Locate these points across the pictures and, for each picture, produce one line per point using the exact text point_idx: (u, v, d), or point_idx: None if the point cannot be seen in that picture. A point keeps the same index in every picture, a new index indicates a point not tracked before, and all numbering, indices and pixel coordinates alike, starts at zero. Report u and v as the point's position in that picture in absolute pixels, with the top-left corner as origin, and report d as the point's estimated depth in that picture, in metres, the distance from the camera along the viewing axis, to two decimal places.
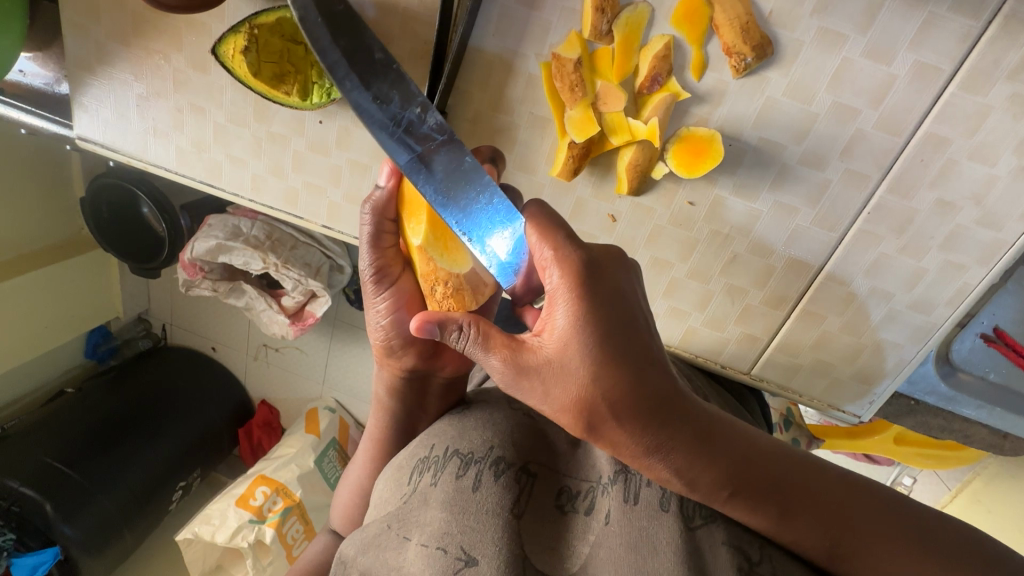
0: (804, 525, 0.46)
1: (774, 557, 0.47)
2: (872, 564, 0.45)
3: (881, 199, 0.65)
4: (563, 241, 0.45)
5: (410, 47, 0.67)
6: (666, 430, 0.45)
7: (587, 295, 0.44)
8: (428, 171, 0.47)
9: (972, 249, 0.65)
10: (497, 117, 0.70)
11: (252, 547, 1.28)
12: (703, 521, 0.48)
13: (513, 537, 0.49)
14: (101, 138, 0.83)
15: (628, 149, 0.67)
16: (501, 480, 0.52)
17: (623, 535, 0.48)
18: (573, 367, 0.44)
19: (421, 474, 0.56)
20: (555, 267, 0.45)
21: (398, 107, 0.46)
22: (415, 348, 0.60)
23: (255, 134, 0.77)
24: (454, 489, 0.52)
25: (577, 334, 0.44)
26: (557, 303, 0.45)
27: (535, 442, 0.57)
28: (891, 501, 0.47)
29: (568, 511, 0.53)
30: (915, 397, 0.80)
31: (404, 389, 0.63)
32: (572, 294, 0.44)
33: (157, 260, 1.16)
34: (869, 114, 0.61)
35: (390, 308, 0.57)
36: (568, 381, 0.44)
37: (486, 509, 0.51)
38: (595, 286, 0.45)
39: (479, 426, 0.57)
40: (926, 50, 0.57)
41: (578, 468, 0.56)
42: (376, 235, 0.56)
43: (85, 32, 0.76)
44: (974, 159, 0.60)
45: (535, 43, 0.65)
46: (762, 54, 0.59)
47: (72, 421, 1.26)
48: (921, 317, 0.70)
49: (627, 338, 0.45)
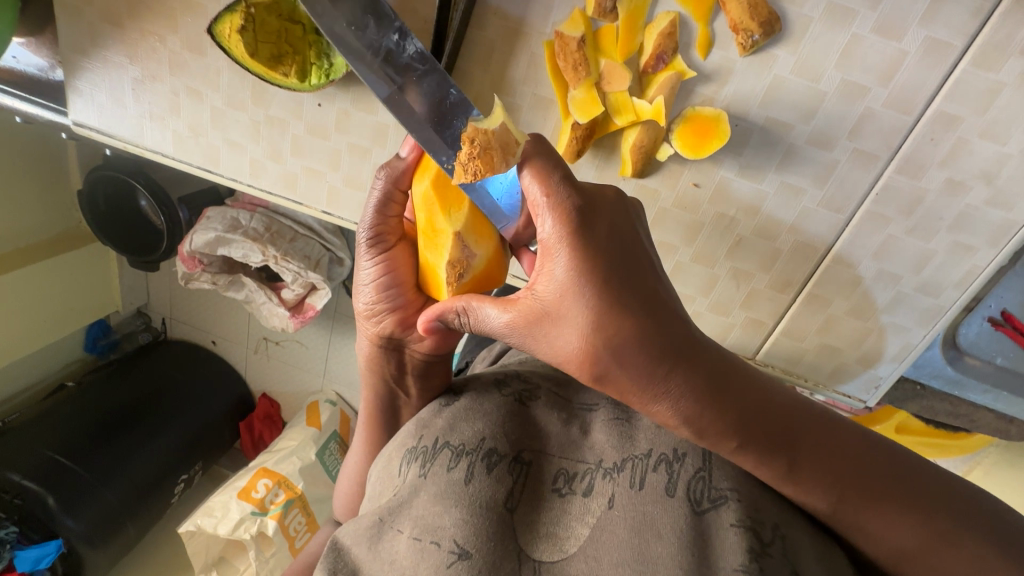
0: (811, 476, 0.43)
1: (789, 540, 0.42)
2: (873, 524, 0.43)
3: (890, 179, 0.64)
4: (555, 183, 0.42)
5: (409, 25, 0.66)
6: (680, 373, 0.41)
7: (584, 232, 0.41)
8: (409, 107, 0.45)
9: (981, 229, 0.64)
10: (498, 98, 0.69)
11: (254, 539, 1.28)
12: (712, 504, 0.43)
13: (504, 530, 0.46)
14: (97, 123, 0.82)
15: (633, 130, 0.66)
16: (492, 475, 0.48)
17: (626, 518, 0.44)
18: (577, 313, 0.41)
19: (410, 465, 0.52)
20: (548, 215, 0.42)
21: (375, 32, 0.44)
22: (396, 314, 0.56)
23: (253, 117, 0.75)
24: (442, 480, 0.48)
25: (575, 284, 0.41)
26: (547, 253, 0.42)
27: (526, 426, 0.53)
28: (909, 463, 0.44)
29: (566, 494, 0.48)
30: (921, 382, 0.79)
31: (378, 357, 0.59)
32: (567, 242, 0.41)
33: (157, 253, 1.15)
34: (878, 92, 0.60)
35: (383, 271, 0.54)
36: (570, 324, 0.41)
37: (479, 503, 0.47)
38: (590, 230, 0.42)
39: (470, 417, 0.52)
40: (938, 26, 0.56)
41: (574, 446, 0.51)
42: (384, 202, 0.53)
43: (78, 14, 0.74)
44: (985, 138, 0.59)
45: (537, 21, 0.64)
46: (770, 31, 0.58)
47: (76, 414, 1.26)
48: (930, 300, 0.69)
49: (643, 272, 0.42)
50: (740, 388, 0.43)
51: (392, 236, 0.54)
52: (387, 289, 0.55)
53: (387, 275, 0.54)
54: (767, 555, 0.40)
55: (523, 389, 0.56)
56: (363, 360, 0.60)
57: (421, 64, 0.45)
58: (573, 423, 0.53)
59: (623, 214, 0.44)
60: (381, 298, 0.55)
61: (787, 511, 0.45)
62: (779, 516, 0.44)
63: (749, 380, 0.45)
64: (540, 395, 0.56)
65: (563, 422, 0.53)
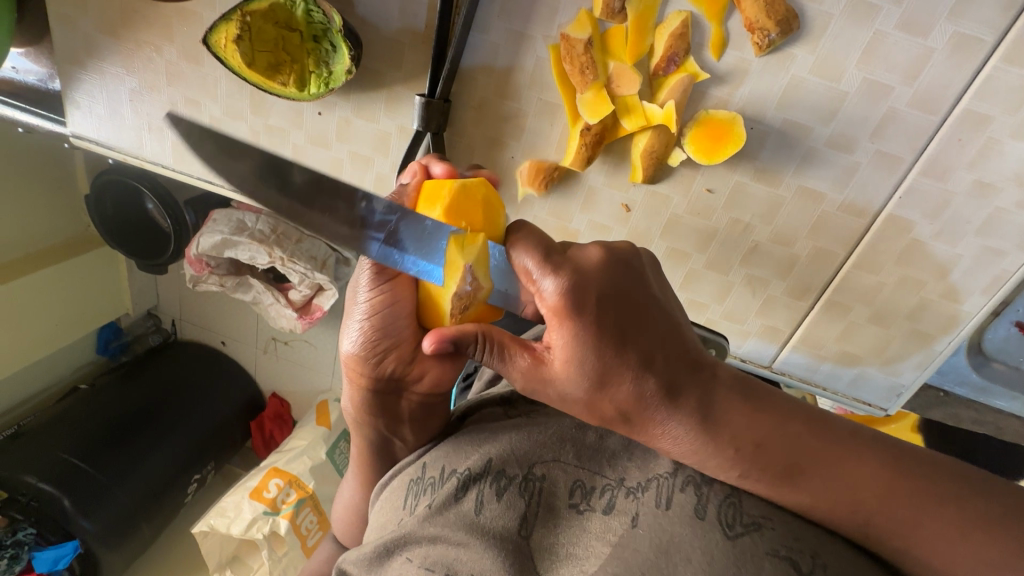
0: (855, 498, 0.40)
1: (830, 566, 0.40)
2: (932, 549, 0.39)
3: (915, 181, 0.61)
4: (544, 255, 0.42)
5: (411, 29, 0.63)
6: (683, 415, 0.41)
7: (581, 295, 0.41)
8: (400, 249, 0.45)
9: (1012, 232, 0.61)
10: (504, 105, 0.66)
11: (267, 539, 1.28)
12: (745, 528, 0.41)
13: (521, 559, 0.45)
14: (95, 135, 0.80)
15: (643, 135, 0.63)
16: (504, 500, 0.47)
17: (652, 536, 0.42)
18: (585, 371, 0.41)
19: (417, 496, 0.51)
20: (544, 283, 0.41)
21: (346, 210, 0.44)
22: (396, 351, 0.53)
23: (252, 126, 0.73)
24: (452, 514, 0.47)
25: (576, 346, 0.40)
26: (552, 318, 0.41)
27: (538, 438, 0.50)
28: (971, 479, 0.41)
29: (584, 512, 0.46)
30: (946, 389, 0.78)
31: (375, 396, 0.55)
32: (563, 309, 0.40)
33: (166, 256, 1.14)
34: (903, 91, 0.57)
35: (385, 304, 0.51)
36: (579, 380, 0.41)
37: (494, 533, 0.46)
38: (586, 291, 0.41)
39: (476, 441, 0.52)
40: (967, 21, 0.53)
41: (591, 456, 0.48)
42: None
43: (73, 23, 0.73)
44: (1017, 138, 0.56)
45: (542, 24, 0.61)
46: (787, 29, 0.55)
47: (89, 416, 1.27)
48: (954, 306, 0.66)
49: (641, 318, 0.42)
50: (752, 428, 0.42)
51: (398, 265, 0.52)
52: (386, 324, 0.51)
53: (391, 308, 0.51)
54: None
55: (531, 407, 0.54)
56: (355, 401, 0.57)
57: (393, 214, 0.44)
58: (587, 428, 0.50)
59: (621, 268, 0.43)
60: (381, 334, 0.52)
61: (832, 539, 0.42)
62: (816, 542, 0.41)
63: (761, 413, 0.42)
64: (550, 409, 0.54)
65: (579, 427, 0.50)
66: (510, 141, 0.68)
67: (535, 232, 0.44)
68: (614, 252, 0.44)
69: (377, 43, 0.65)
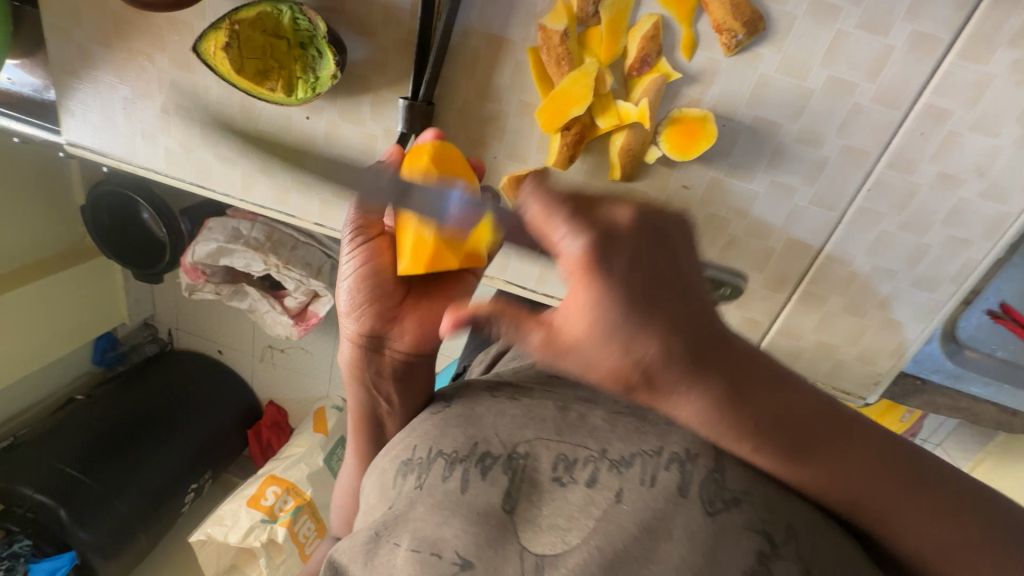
0: (821, 475, 0.42)
1: (801, 538, 0.42)
2: (898, 527, 0.42)
3: (882, 174, 0.63)
4: (567, 210, 0.35)
5: (393, 35, 0.66)
6: (701, 388, 0.38)
7: (608, 272, 0.34)
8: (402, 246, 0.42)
9: (975, 222, 0.63)
10: (484, 107, 0.68)
11: (265, 546, 1.29)
12: (725, 504, 0.43)
13: (506, 533, 0.45)
14: (88, 141, 0.82)
15: (619, 133, 0.65)
16: (488, 477, 0.48)
17: (636, 513, 0.43)
18: (610, 344, 0.34)
19: (405, 476, 0.52)
20: (571, 240, 0.35)
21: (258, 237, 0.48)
22: (374, 308, 0.60)
23: (242, 132, 0.75)
24: (441, 490, 0.48)
25: (606, 316, 0.33)
26: (577, 275, 0.34)
27: (522, 421, 0.52)
28: (949, 482, 0.42)
29: (567, 484, 0.47)
30: (922, 377, 0.79)
31: (359, 358, 0.61)
32: (586, 272, 0.34)
33: (160, 265, 1.15)
34: (866, 87, 0.60)
35: (362, 260, 0.60)
36: (601, 350, 0.34)
37: (478, 508, 0.46)
38: (616, 262, 0.34)
39: (460, 422, 0.53)
40: (923, 20, 0.56)
41: (571, 428, 0.50)
42: (360, 197, 0.61)
43: (67, 34, 0.75)
44: (976, 131, 0.59)
45: (520, 28, 0.64)
46: (754, 30, 0.58)
47: (83, 426, 1.28)
48: (925, 294, 0.68)
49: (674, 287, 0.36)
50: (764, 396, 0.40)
51: (371, 227, 0.61)
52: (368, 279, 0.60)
53: (371, 264, 0.60)
54: (779, 557, 0.41)
55: (516, 392, 0.56)
56: (347, 360, 0.62)
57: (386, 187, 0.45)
58: (570, 409, 0.52)
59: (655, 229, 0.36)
60: (363, 284, 0.60)
61: (812, 519, 0.44)
62: (790, 513, 0.43)
63: (773, 388, 0.41)
64: (534, 391, 0.55)
65: (561, 410, 0.52)
66: (493, 141, 0.70)
67: (546, 198, 0.36)
68: (653, 211, 0.37)
69: (361, 49, 0.67)
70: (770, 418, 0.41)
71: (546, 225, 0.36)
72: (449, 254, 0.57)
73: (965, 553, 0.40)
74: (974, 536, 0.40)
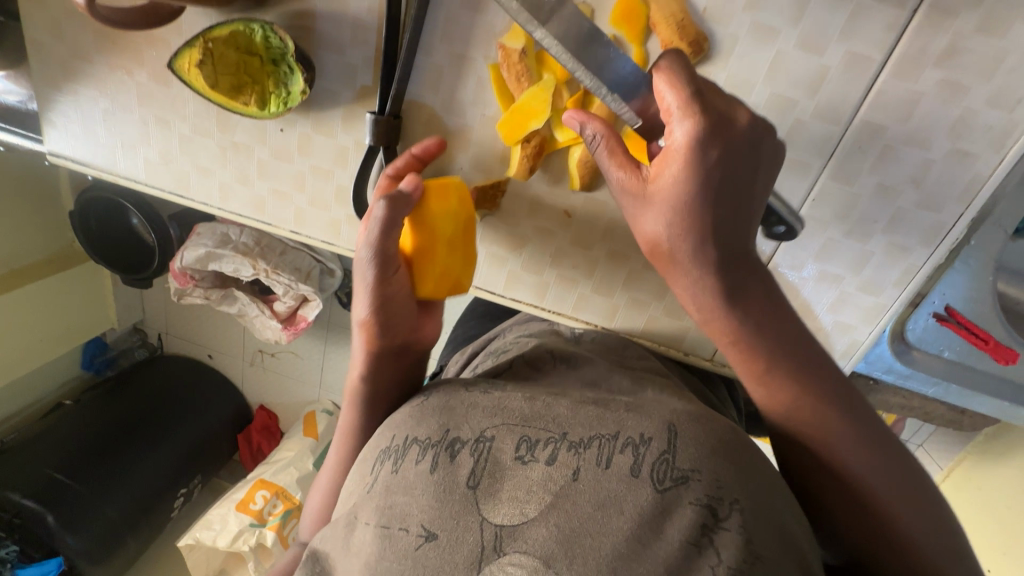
0: (780, 386, 0.57)
1: (745, 511, 0.45)
2: (830, 443, 0.55)
3: (824, 185, 0.67)
4: (692, 96, 0.50)
5: (361, 53, 0.69)
6: (704, 275, 0.55)
7: (703, 150, 0.50)
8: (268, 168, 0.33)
9: (914, 229, 0.67)
10: (449, 120, 0.72)
11: (253, 550, 1.31)
12: (674, 482, 0.45)
13: (470, 510, 0.47)
14: (71, 152, 0.85)
15: (577, 146, 0.69)
16: (455, 461, 0.50)
17: (592, 494, 0.45)
18: (670, 213, 0.53)
19: (382, 463, 0.55)
20: (685, 121, 0.50)
21: None
22: (401, 326, 0.66)
23: (219, 143, 0.78)
24: (413, 475, 0.50)
25: (682, 185, 0.52)
26: (677, 152, 0.51)
27: (494, 409, 0.53)
28: (875, 422, 0.56)
29: (527, 462, 0.48)
30: (873, 377, 0.83)
31: (378, 360, 0.66)
32: (686, 152, 0.51)
33: (149, 270, 1.19)
34: (806, 104, 0.63)
35: (390, 289, 0.63)
36: (652, 211, 0.54)
37: (444, 490, 0.48)
38: (710, 144, 0.50)
39: (436, 412, 0.55)
40: (856, 41, 0.59)
41: (537, 415, 0.51)
42: (389, 229, 0.60)
43: (49, 50, 0.77)
44: (910, 144, 0.63)
45: (481, 46, 0.67)
46: (699, 49, 0.61)
47: (69, 434, 1.28)
48: (871, 298, 0.72)
49: (737, 191, 0.53)
50: (752, 299, 0.57)
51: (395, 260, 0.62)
52: (394, 305, 0.64)
53: (395, 294, 0.64)
54: (720, 529, 0.44)
55: (488, 386, 0.57)
56: (364, 369, 0.67)
57: None
58: (536, 399, 0.53)
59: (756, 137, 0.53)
60: (387, 312, 0.64)
61: (757, 499, 0.46)
62: (739, 489, 0.46)
63: (766, 296, 0.57)
64: (505, 386, 0.57)
65: (528, 399, 0.53)
66: (458, 152, 0.73)
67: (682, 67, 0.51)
68: (756, 129, 0.53)
69: (330, 65, 0.70)
70: (764, 315, 0.57)
71: (679, 105, 0.50)
72: (462, 274, 0.70)
73: (870, 472, 0.54)
74: (876, 463, 0.54)
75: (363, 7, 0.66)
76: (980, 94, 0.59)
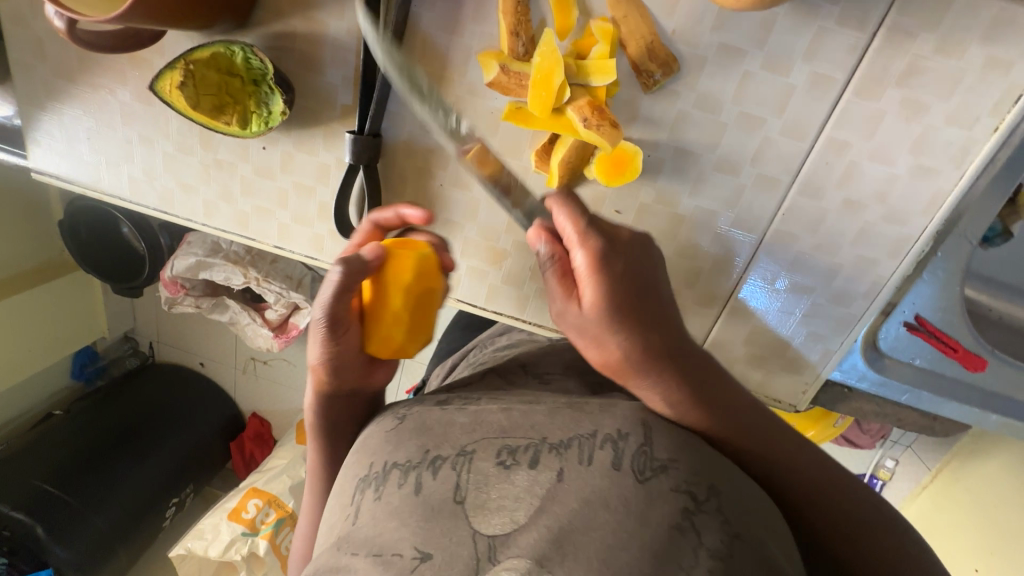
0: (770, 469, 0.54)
1: (721, 498, 0.45)
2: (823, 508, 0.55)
3: (794, 200, 0.69)
4: (586, 226, 0.52)
5: (341, 73, 0.70)
6: (660, 383, 0.52)
7: (610, 268, 0.51)
8: None
9: (881, 242, 0.69)
10: (428, 137, 0.73)
11: (246, 560, 1.30)
12: (654, 471, 0.45)
13: (462, 534, 0.44)
14: (55, 170, 0.86)
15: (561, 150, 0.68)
16: (439, 476, 0.49)
17: (578, 493, 0.44)
18: (608, 333, 0.51)
19: (363, 491, 0.52)
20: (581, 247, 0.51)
21: None
22: (350, 380, 0.60)
23: (202, 161, 0.79)
24: (399, 497, 0.49)
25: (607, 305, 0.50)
26: (585, 275, 0.51)
27: (470, 422, 0.53)
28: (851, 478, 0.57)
29: (510, 467, 0.47)
30: (849, 385, 0.85)
31: (334, 405, 0.62)
32: (593, 275, 0.50)
33: (140, 278, 1.19)
34: (774, 122, 0.65)
35: (337, 349, 0.58)
36: (594, 324, 0.51)
37: (435, 505, 0.47)
38: (613, 266, 0.51)
39: (415, 432, 0.54)
40: (819, 62, 0.61)
41: (515, 425, 0.51)
42: (342, 292, 0.55)
43: (33, 70, 0.78)
44: (874, 160, 0.65)
45: (457, 67, 0.68)
46: (668, 71, 0.64)
47: (50, 451, 1.26)
48: (842, 309, 0.74)
49: (655, 300, 0.53)
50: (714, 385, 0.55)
51: (345, 321, 0.56)
52: (339, 365, 0.59)
53: (342, 359, 0.58)
54: (702, 511, 0.44)
55: (464, 402, 0.57)
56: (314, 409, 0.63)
57: None
58: (512, 408, 0.53)
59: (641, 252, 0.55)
60: (335, 372, 0.59)
61: (742, 508, 0.46)
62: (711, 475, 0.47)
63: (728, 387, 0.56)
64: (479, 399, 0.57)
65: (505, 410, 0.53)
66: (437, 170, 0.75)
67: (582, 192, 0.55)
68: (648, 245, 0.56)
69: (310, 85, 0.71)
70: (731, 405, 0.55)
71: (575, 234, 0.52)
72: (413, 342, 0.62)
73: (862, 522, 0.55)
74: (864, 513, 0.55)
75: (342, 29, 0.68)
76: (939, 112, 0.61)
